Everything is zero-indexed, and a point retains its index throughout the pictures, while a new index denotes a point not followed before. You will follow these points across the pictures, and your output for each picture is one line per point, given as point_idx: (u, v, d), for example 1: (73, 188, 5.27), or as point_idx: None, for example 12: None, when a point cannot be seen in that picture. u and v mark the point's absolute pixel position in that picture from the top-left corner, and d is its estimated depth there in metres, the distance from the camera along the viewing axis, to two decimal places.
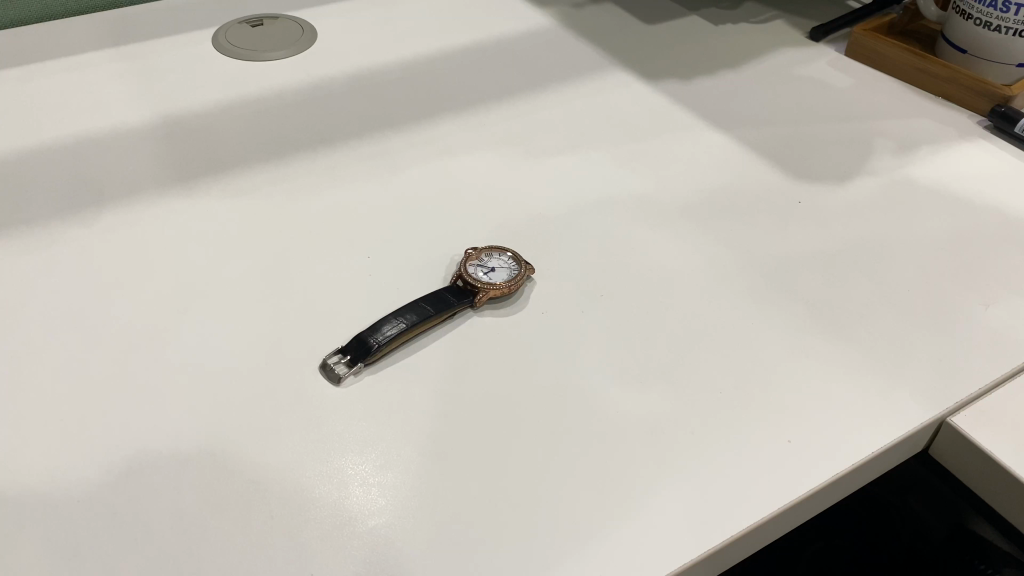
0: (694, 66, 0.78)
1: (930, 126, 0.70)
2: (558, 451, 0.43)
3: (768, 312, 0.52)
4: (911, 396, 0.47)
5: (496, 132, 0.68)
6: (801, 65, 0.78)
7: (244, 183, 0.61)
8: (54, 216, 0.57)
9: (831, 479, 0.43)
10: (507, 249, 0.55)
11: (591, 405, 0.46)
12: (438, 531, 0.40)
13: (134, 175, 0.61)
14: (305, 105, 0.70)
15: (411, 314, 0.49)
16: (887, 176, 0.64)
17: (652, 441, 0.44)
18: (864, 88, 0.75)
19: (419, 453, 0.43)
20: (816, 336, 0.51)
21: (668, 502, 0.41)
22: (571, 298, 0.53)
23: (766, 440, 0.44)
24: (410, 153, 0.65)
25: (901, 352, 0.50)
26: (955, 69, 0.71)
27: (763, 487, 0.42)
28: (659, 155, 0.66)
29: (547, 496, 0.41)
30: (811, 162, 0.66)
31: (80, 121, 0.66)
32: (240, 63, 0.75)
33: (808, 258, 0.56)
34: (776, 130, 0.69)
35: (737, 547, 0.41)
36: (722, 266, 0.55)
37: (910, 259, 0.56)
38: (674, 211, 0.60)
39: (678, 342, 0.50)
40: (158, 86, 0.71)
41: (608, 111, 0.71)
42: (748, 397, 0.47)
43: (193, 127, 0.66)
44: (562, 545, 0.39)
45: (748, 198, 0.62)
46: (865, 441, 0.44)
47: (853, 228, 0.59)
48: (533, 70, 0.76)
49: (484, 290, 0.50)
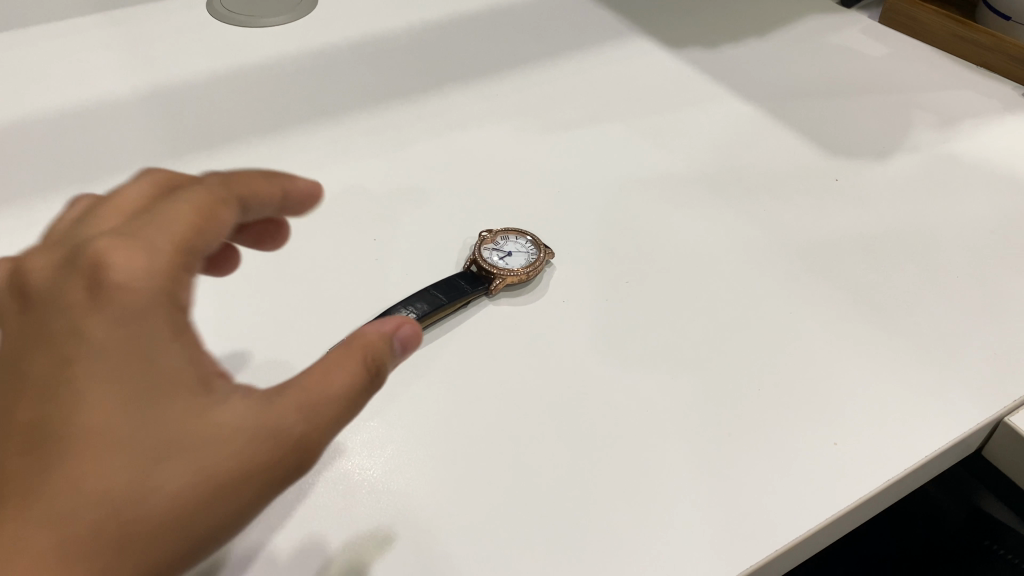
0: (719, 34, 0.73)
1: (971, 98, 0.66)
2: (583, 452, 0.40)
3: (807, 300, 0.48)
4: (965, 393, 0.43)
5: (509, 103, 0.64)
6: (831, 33, 0.74)
7: (241, 158, 0.57)
8: (34, 195, 0.53)
9: (883, 486, 0.39)
10: (526, 231, 0.51)
11: (618, 402, 0.42)
12: (451, 542, 0.36)
13: (120, 151, 0.57)
14: (305, 75, 0.66)
15: (422, 303, 0.45)
16: (929, 152, 0.60)
17: (685, 440, 0.40)
18: (901, 56, 0.71)
19: (432, 455, 0.39)
20: (862, 327, 0.47)
21: (705, 510, 0.38)
22: (593, 284, 0.49)
23: (809, 441, 0.41)
24: (418, 126, 0.61)
25: (952, 341, 0.46)
26: (1000, 38, 0.66)
27: (810, 496, 0.38)
28: (683, 129, 0.62)
29: (571, 503, 0.38)
30: (845, 137, 0.61)
31: (67, 90, 0.62)
32: (236, 28, 0.71)
33: (848, 241, 0.52)
34: (805, 101, 0.65)
35: (782, 562, 0.37)
36: (755, 249, 0.52)
37: (960, 242, 0.52)
38: (702, 189, 0.56)
39: (711, 332, 0.46)
40: (151, 53, 0.67)
41: (629, 81, 0.67)
42: (788, 393, 0.43)
43: (188, 96, 0.62)
44: (591, 560, 0.36)
45: (781, 176, 0.58)
46: (919, 445, 0.41)
47: (895, 209, 0.55)
48: (547, 37, 0.72)
49: (501, 277, 0.47)
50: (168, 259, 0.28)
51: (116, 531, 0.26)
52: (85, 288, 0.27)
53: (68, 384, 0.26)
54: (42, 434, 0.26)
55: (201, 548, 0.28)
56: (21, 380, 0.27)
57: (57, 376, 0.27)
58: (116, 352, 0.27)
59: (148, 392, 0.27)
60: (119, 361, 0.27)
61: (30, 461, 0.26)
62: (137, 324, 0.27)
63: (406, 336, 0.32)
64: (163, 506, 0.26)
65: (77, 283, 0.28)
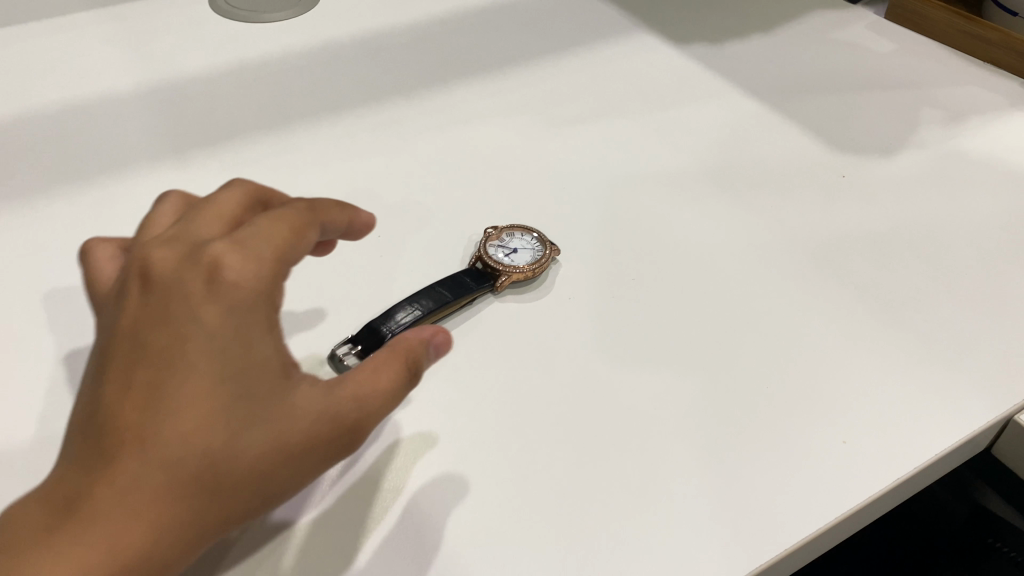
0: (724, 29, 0.73)
1: (978, 94, 0.65)
2: (591, 450, 0.40)
3: (814, 297, 0.48)
4: (974, 390, 0.43)
5: (513, 99, 0.63)
6: (837, 28, 0.73)
7: (245, 154, 0.57)
8: (35, 191, 0.52)
9: (893, 484, 0.39)
10: (531, 228, 0.51)
11: (626, 400, 0.42)
12: (459, 540, 0.36)
13: (123, 147, 0.56)
14: (308, 71, 0.65)
15: (428, 301, 0.44)
16: (936, 148, 0.60)
17: (693, 438, 0.40)
18: (907, 52, 0.70)
19: (439, 453, 0.39)
20: (870, 324, 0.46)
21: (714, 508, 0.37)
22: (600, 281, 0.49)
23: (819, 440, 0.40)
24: (422, 123, 0.61)
25: (960, 338, 0.46)
26: (1007, 34, 0.66)
27: (819, 494, 0.38)
28: (689, 125, 0.61)
29: (580, 501, 0.38)
30: (852, 133, 0.61)
31: (69, 86, 0.61)
32: (238, 24, 0.70)
33: (855, 238, 0.52)
34: (811, 97, 0.65)
35: (791, 561, 0.37)
36: (762, 246, 0.51)
37: (968, 238, 0.52)
38: (708, 186, 0.56)
39: (718, 329, 0.46)
40: (153, 49, 0.66)
41: (633, 77, 0.66)
42: (796, 391, 0.43)
43: (190, 92, 0.62)
44: (600, 558, 0.35)
45: (788, 173, 0.57)
46: (929, 443, 0.40)
47: (903, 205, 0.55)
48: (551, 33, 0.72)
49: (506, 274, 0.46)
50: (271, 266, 0.32)
51: (211, 481, 0.29)
52: (203, 280, 0.31)
53: (183, 354, 0.29)
54: (159, 393, 0.29)
55: (270, 503, 0.30)
56: (138, 350, 0.30)
57: (173, 348, 0.30)
58: (228, 334, 0.30)
59: (246, 370, 0.30)
60: (230, 341, 0.30)
61: (148, 415, 0.28)
62: (247, 314, 0.31)
63: (448, 340, 0.34)
64: (249, 464, 0.29)
65: (191, 273, 0.31)
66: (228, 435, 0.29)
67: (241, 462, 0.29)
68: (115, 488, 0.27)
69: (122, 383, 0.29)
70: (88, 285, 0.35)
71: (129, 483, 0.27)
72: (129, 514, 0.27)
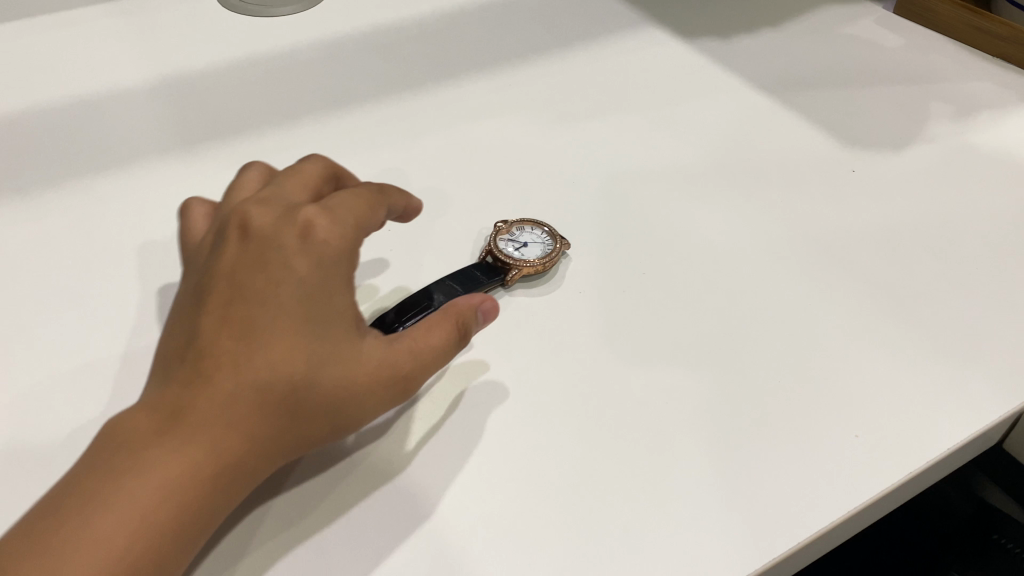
0: (732, 24, 0.73)
1: (987, 89, 0.65)
2: (603, 444, 0.40)
3: (825, 292, 0.48)
4: (985, 385, 0.43)
5: (522, 93, 0.63)
6: (845, 24, 0.73)
7: (254, 148, 0.56)
8: (44, 184, 0.52)
9: (905, 478, 0.39)
10: (542, 222, 0.51)
11: (637, 395, 0.42)
12: (470, 533, 0.36)
13: (132, 141, 0.56)
14: (317, 66, 0.65)
15: (438, 293, 0.44)
16: (946, 143, 0.60)
17: (705, 433, 0.40)
18: (916, 47, 0.70)
19: (451, 446, 0.39)
20: (881, 319, 0.46)
21: (725, 503, 0.37)
22: (610, 275, 0.49)
23: (831, 435, 0.40)
24: (431, 117, 0.60)
25: (972, 334, 0.46)
26: (1016, 28, 0.66)
27: (831, 489, 0.38)
28: (698, 119, 0.61)
29: (591, 495, 0.38)
30: (862, 129, 0.61)
31: (78, 79, 0.61)
32: (246, 17, 0.70)
33: (865, 233, 0.52)
34: (819, 92, 0.65)
35: (802, 555, 0.37)
36: (773, 241, 0.51)
37: (978, 233, 0.52)
38: (717, 181, 0.56)
39: (729, 324, 0.46)
40: (162, 43, 0.66)
41: (642, 71, 0.66)
42: (808, 385, 0.43)
43: (199, 86, 0.62)
44: (611, 552, 0.35)
45: (797, 168, 0.57)
46: (940, 438, 0.40)
47: (913, 200, 0.55)
48: (559, 28, 0.71)
49: (517, 268, 0.46)
50: (353, 234, 0.35)
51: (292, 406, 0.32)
52: (296, 235, 0.34)
53: (278, 295, 0.32)
54: (254, 325, 0.32)
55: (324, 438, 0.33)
56: (237, 289, 0.33)
57: (269, 289, 0.32)
58: (317, 283, 0.33)
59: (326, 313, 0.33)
60: (318, 291, 0.33)
61: (240, 343, 0.31)
62: (334, 268, 0.34)
63: (496, 307, 0.37)
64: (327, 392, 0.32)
65: (284, 229, 0.34)
66: (312, 365, 0.32)
67: (322, 390, 0.32)
68: (212, 401, 0.30)
69: (221, 314, 0.32)
70: (184, 237, 0.39)
71: (227, 399, 0.30)
72: (226, 425, 0.30)
